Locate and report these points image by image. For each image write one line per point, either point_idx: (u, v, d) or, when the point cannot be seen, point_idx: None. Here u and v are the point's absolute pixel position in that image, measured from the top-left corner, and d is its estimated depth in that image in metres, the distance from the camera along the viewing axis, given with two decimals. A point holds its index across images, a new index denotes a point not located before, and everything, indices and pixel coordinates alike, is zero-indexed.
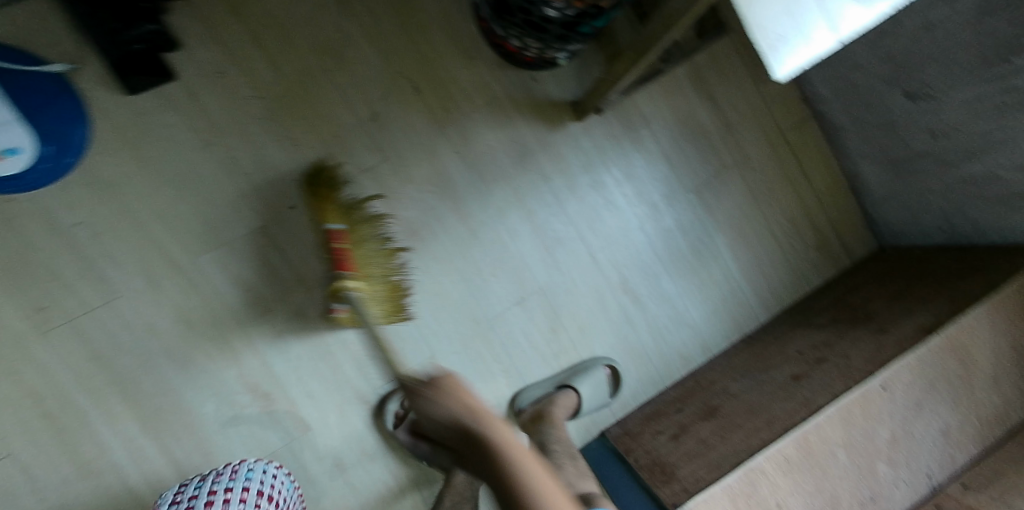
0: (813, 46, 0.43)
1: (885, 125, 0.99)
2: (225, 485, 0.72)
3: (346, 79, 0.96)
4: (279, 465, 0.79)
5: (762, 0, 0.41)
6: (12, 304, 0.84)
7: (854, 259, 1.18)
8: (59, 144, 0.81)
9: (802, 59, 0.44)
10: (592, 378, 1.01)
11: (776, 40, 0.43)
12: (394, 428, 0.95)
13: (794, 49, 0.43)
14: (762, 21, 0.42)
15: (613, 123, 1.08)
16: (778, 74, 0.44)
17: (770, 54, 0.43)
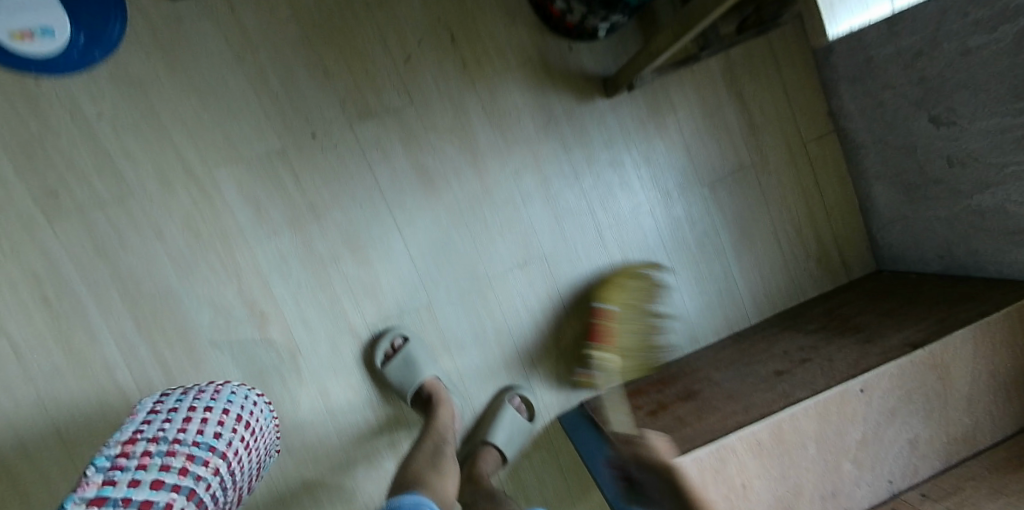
0: (867, 13, 0.45)
1: (904, 148, 1.00)
2: (204, 403, 0.66)
3: (386, 17, 0.95)
4: (260, 393, 0.75)
5: None
6: (25, 185, 0.84)
7: (851, 276, 1.20)
8: (90, 35, 0.81)
9: (856, 24, 0.45)
10: (503, 423, 1.00)
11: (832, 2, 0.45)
12: (381, 366, 0.96)
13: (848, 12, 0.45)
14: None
15: (641, 105, 1.08)
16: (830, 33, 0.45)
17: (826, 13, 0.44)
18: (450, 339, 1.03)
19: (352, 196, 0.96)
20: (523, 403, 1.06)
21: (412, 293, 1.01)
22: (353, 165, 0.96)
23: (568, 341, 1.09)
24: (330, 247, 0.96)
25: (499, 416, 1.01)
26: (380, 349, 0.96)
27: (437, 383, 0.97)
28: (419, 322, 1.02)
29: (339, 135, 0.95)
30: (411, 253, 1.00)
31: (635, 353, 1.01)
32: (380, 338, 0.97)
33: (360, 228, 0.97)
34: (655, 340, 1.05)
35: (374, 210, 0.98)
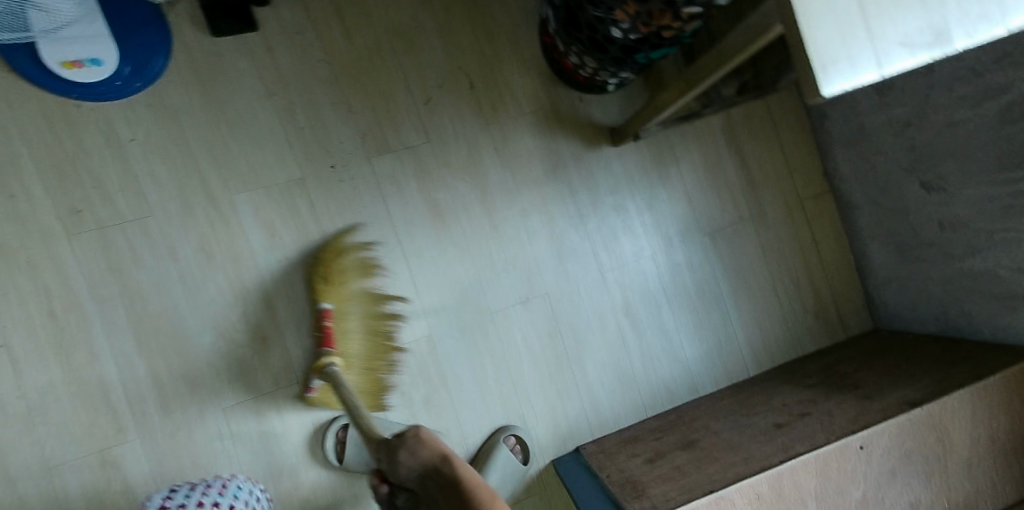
0: (859, 76, 0.44)
1: (898, 210, 1.04)
2: (214, 498, 0.72)
3: (410, 61, 1.01)
4: (261, 487, 0.81)
5: (820, 24, 0.43)
6: (49, 200, 0.86)
7: (849, 333, 1.20)
8: (135, 66, 0.85)
9: (851, 88, 0.44)
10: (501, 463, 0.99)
11: (827, 60, 0.43)
12: (339, 463, 0.94)
13: (843, 71, 0.44)
14: (821, 43, 0.43)
15: (646, 156, 1.13)
16: (826, 90, 0.44)
17: (821, 71, 0.43)
18: (447, 374, 1.04)
19: (363, 225, 0.99)
20: (517, 441, 1.04)
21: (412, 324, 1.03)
22: (365, 195, 0.99)
23: (567, 381, 1.09)
24: None
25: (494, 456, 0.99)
26: (329, 445, 0.94)
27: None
28: (418, 354, 1.03)
29: (356, 167, 0.98)
30: (417, 284, 1.03)
31: (373, 367, 0.95)
32: (328, 436, 0.94)
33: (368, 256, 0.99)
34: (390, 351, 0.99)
35: (382, 241, 1.00)
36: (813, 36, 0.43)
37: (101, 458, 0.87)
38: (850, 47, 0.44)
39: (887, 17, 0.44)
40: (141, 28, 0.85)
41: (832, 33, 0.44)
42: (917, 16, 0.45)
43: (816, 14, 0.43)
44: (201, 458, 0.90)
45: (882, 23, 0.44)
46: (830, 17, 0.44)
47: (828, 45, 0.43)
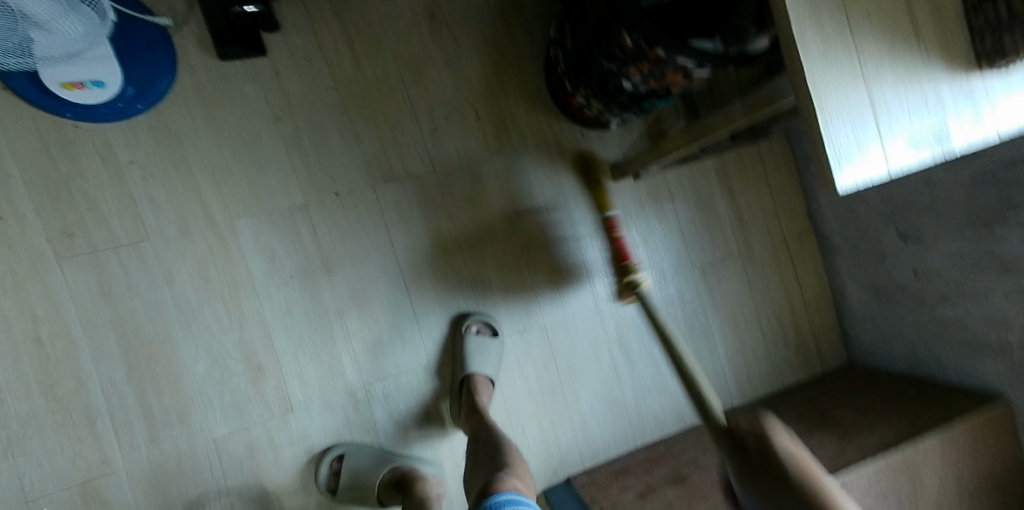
0: (868, 173, 0.46)
1: (875, 254, 1.10)
2: None
3: (418, 91, 1.01)
4: None
5: (836, 120, 0.45)
6: (41, 222, 0.82)
7: (825, 367, 1.26)
8: (139, 88, 0.83)
9: (861, 182, 0.46)
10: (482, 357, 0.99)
11: (841, 153, 0.45)
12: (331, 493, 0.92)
13: (853, 165, 0.46)
14: (836, 142, 0.45)
15: (643, 191, 1.16)
16: (840, 186, 0.45)
17: (835, 164, 0.45)
18: (444, 403, 1.02)
19: (366, 252, 0.98)
20: (484, 326, 1.04)
21: (413, 353, 1.00)
22: (370, 222, 0.98)
23: (560, 410, 1.10)
24: (338, 302, 0.96)
25: (466, 345, 0.99)
26: (323, 475, 0.91)
27: (402, 468, 0.90)
28: (418, 381, 1.01)
29: (360, 193, 0.98)
30: (416, 314, 1.01)
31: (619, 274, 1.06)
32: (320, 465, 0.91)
33: (370, 282, 0.98)
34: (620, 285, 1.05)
35: (386, 269, 0.99)
36: (830, 135, 0.45)
37: (83, 492, 0.83)
38: (862, 146, 0.46)
39: (891, 118, 0.47)
40: (148, 50, 0.84)
41: (847, 134, 0.45)
42: (916, 118, 0.47)
43: (833, 115, 0.45)
44: (190, 490, 0.88)
45: (885, 126, 0.46)
46: (844, 114, 0.45)
47: (844, 143, 0.45)
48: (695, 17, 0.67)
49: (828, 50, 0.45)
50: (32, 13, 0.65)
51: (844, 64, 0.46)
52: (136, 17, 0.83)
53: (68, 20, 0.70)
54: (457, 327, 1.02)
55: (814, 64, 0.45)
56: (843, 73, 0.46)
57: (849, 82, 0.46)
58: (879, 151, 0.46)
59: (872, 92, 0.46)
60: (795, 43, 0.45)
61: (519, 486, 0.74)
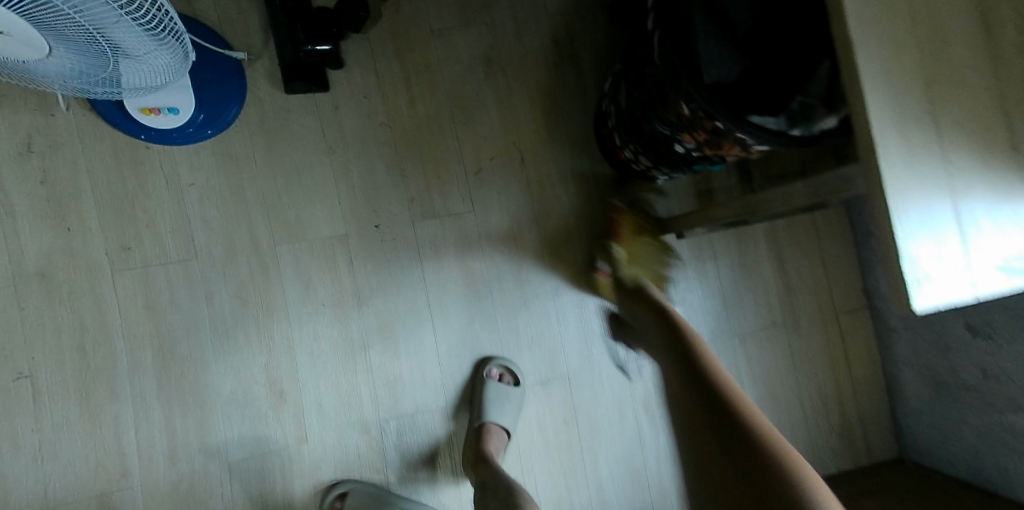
0: (950, 295, 0.44)
1: (937, 344, 1.02)
2: None
3: (467, 133, 1.03)
4: None
5: (915, 236, 0.43)
6: (102, 235, 0.87)
7: (872, 458, 1.16)
8: (209, 114, 0.89)
9: (940, 303, 0.44)
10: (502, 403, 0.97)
11: (919, 272, 0.43)
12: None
13: (934, 286, 0.43)
14: (916, 254, 0.43)
15: (686, 250, 1.13)
16: (918, 306, 0.43)
17: (911, 282, 0.43)
18: (459, 447, 1.00)
19: (398, 288, 0.99)
20: (505, 372, 1.02)
21: (432, 393, 0.99)
22: (406, 257, 0.99)
23: (578, 471, 1.06)
24: (365, 334, 0.97)
25: (486, 390, 0.97)
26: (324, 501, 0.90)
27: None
28: (435, 423, 0.99)
29: (400, 229, 0.99)
30: (440, 354, 1.00)
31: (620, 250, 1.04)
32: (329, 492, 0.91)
33: (398, 317, 0.99)
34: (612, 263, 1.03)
35: (415, 304, 1.00)
36: (904, 240, 0.43)
37: (102, 500, 0.85)
38: (942, 266, 0.44)
39: (983, 240, 0.44)
40: (221, 81, 0.89)
41: (927, 248, 0.43)
42: (1012, 241, 0.45)
43: (908, 224, 0.43)
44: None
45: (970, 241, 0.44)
46: (921, 228, 0.43)
47: (919, 255, 0.43)
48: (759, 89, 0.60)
49: (907, 146, 0.43)
50: (124, 48, 0.65)
51: (929, 172, 0.43)
52: (214, 51, 0.89)
53: (157, 53, 0.68)
54: (480, 370, 1.01)
55: (894, 161, 0.43)
56: (927, 182, 0.43)
57: (930, 188, 0.43)
58: (970, 276, 0.44)
59: (960, 209, 0.44)
60: (875, 145, 0.42)
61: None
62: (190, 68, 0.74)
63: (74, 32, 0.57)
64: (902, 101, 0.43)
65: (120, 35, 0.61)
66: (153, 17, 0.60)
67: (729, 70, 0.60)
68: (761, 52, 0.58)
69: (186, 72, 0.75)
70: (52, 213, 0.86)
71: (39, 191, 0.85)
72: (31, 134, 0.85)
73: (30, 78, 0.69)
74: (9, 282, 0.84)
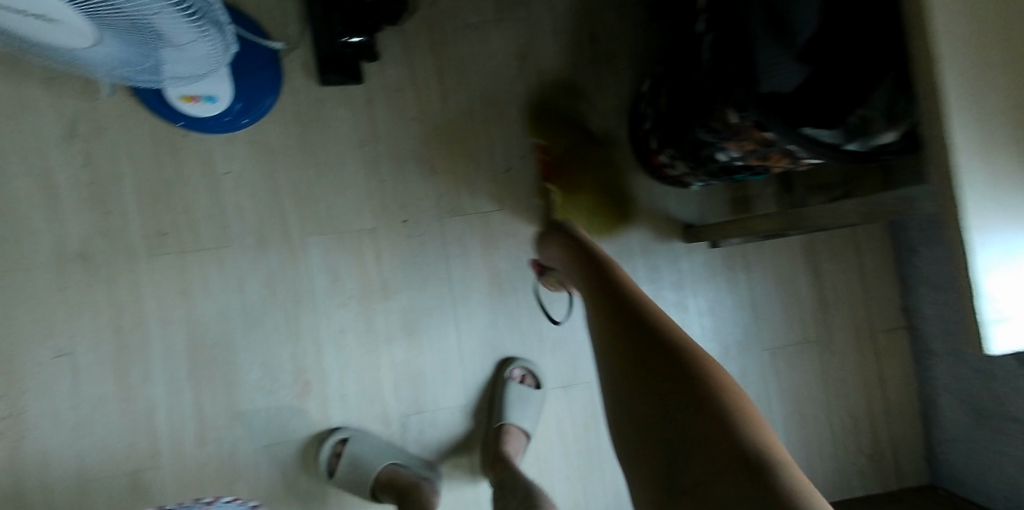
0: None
1: (980, 371, 0.97)
2: None
3: (499, 131, 1.02)
4: None
5: (998, 279, 0.46)
6: (141, 220, 0.89)
7: (902, 483, 1.12)
8: (245, 104, 0.89)
9: (1012, 342, 0.47)
10: (522, 406, 0.97)
11: (995, 313, 0.46)
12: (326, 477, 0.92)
13: (1007, 328, 0.46)
14: (990, 291, 0.45)
15: (717, 258, 1.10)
16: (993, 348, 0.47)
17: (986, 323, 0.46)
18: (477, 445, 1.00)
19: (423, 283, 0.99)
20: (526, 374, 1.01)
21: (452, 391, 1.00)
22: (432, 252, 0.99)
23: (595, 477, 1.05)
24: (388, 327, 0.97)
25: (506, 390, 0.97)
26: (324, 456, 0.92)
27: (399, 471, 0.90)
28: (454, 420, 0.99)
29: (427, 224, 0.99)
30: (462, 350, 1.00)
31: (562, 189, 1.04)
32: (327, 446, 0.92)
33: (422, 312, 0.99)
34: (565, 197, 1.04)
35: (439, 300, 1.00)
36: (981, 273, 0.45)
37: (133, 478, 0.89)
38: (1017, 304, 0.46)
39: None
40: (258, 71, 0.90)
41: (1001, 279, 0.46)
42: None
43: (991, 266, 0.45)
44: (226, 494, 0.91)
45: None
46: (1003, 272, 0.46)
47: (993, 289, 0.46)
48: (819, 98, 0.59)
49: (994, 192, 0.45)
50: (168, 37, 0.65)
51: (1014, 205, 0.45)
52: (253, 41, 0.90)
53: (200, 43, 0.69)
54: (501, 370, 1.00)
55: (977, 199, 0.44)
56: (1013, 228, 0.45)
57: (1012, 222, 0.45)
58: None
59: None
60: (956, 174, 0.44)
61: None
62: (230, 59, 0.75)
63: (123, 20, 0.58)
64: (987, 124, 0.44)
65: (169, 26, 0.62)
66: (205, 15, 0.61)
67: (788, 80, 0.58)
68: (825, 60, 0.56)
69: (225, 62, 0.76)
70: (95, 197, 0.88)
71: (83, 174, 0.88)
72: (77, 118, 0.87)
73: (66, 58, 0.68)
74: (52, 262, 0.87)
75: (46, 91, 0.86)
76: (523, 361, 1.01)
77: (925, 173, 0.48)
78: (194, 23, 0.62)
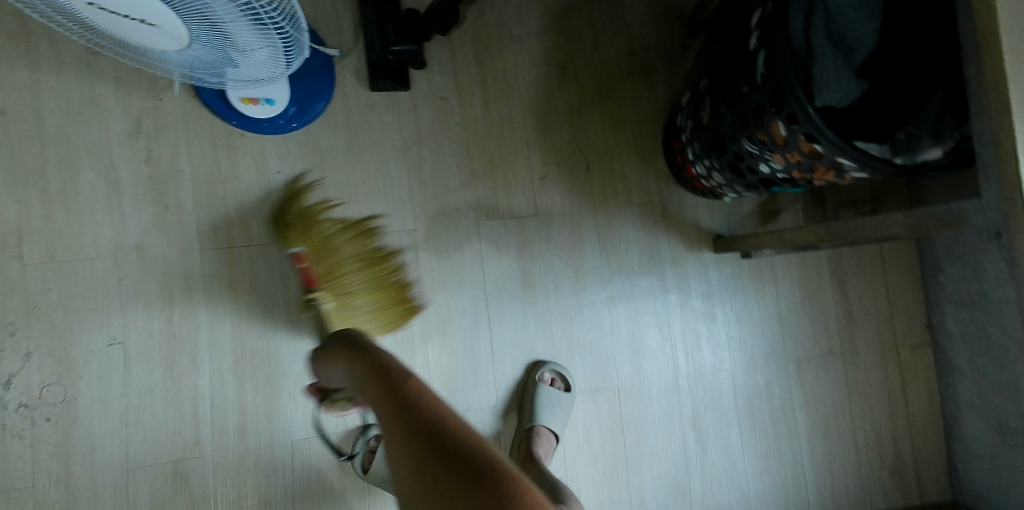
0: None
1: (1007, 389, 0.99)
2: None
3: (538, 139, 1.05)
4: None
5: None
6: (195, 216, 0.92)
7: (924, 499, 1.13)
8: (299, 107, 0.94)
9: None
10: (554, 410, 0.98)
11: None
12: (360, 472, 0.94)
13: None
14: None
15: (745, 269, 1.11)
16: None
17: None
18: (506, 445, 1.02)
19: (459, 285, 1.02)
20: (557, 377, 1.03)
21: (483, 392, 1.02)
22: (468, 256, 1.02)
23: (621, 482, 1.06)
24: (424, 328, 1.00)
25: (539, 393, 0.98)
26: (359, 450, 0.94)
27: None
28: (484, 419, 1.02)
29: (465, 227, 1.02)
30: (494, 351, 1.03)
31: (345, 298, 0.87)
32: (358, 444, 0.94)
33: (456, 314, 1.01)
34: (352, 301, 0.88)
35: (474, 303, 1.02)
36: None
37: (176, 466, 0.91)
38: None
39: None
40: (314, 76, 0.94)
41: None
42: None
43: None
44: (264, 485, 0.93)
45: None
46: None
47: None
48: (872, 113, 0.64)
49: None
50: (249, 48, 0.70)
51: None
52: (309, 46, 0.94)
53: (276, 55, 0.73)
54: (532, 373, 1.02)
55: None
56: None
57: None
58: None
59: None
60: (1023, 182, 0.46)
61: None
62: (300, 63, 0.75)
63: (195, 17, 0.59)
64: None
65: (254, 35, 0.66)
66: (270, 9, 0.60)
67: (847, 92, 0.61)
68: (885, 78, 0.62)
69: (295, 65, 0.76)
70: (154, 192, 0.91)
71: (143, 169, 0.91)
72: (141, 117, 0.91)
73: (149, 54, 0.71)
74: (111, 253, 0.90)
75: (115, 91, 0.91)
76: (555, 365, 1.03)
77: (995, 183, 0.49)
78: (261, 17, 0.62)
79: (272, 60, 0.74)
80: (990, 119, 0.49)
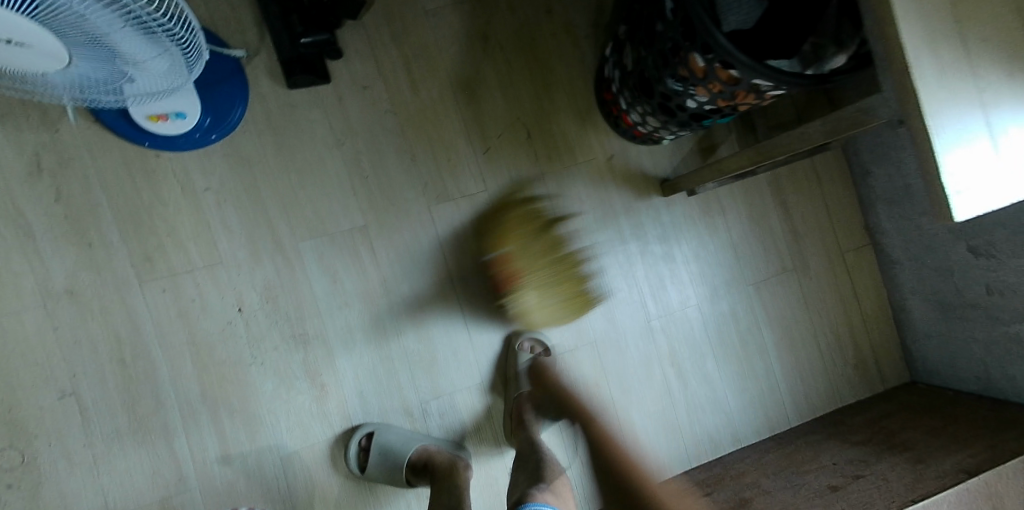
0: (983, 207, 0.52)
1: (941, 270, 1.07)
2: None
3: (472, 112, 1.03)
4: None
5: (956, 158, 0.51)
6: (126, 249, 0.87)
7: (886, 385, 1.22)
8: (214, 118, 0.88)
9: (974, 213, 0.52)
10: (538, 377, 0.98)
11: (957, 189, 0.51)
12: (358, 472, 0.92)
13: (970, 199, 0.51)
14: (949, 167, 0.50)
15: (694, 206, 1.15)
16: (958, 217, 0.51)
17: (952, 198, 0.51)
18: (498, 418, 1.02)
19: (421, 271, 1.00)
20: (536, 344, 1.03)
21: (466, 372, 1.01)
22: (425, 243, 1.00)
23: None
24: (395, 321, 0.98)
25: (519, 360, 0.99)
26: (352, 453, 0.92)
27: (429, 449, 0.91)
28: (471, 398, 1.01)
29: (416, 212, 1.00)
30: (470, 331, 1.02)
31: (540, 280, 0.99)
32: (351, 446, 0.92)
33: (426, 300, 1.00)
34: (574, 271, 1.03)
35: (440, 286, 1.01)
36: (942, 152, 0.50)
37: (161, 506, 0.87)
38: (971, 178, 0.51)
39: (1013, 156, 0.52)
40: (224, 82, 0.88)
41: (959, 157, 0.51)
42: None
43: (948, 148, 0.50)
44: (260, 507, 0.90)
45: (997, 145, 0.52)
46: (960, 150, 0.51)
47: (951, 165, 0.50)
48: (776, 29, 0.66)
49: (942, 82, 0.50)
50: (140, 60, 0.64)
51: (958, 90, 0.50)
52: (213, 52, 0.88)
53: (170, 63, 0.67)
54: (511, 344, 1.02)
55: (929, 88, 0.49)
56: (960, 109, 0.51)
57: (960, 103, 0.51)
58: (994, 181, 0.52)
59: (990, 121, 0.52)
60: (911, 64, 0.49)
61: (551, 500, 0.67)
62: (202, 65, 0.69)
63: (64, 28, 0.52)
64: (930, 18, 0.50)
65: (142, 44, 0.61)
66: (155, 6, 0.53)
67: None
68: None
69: (197, 69, 0.70)
70: (74, 231, 0.85)
71: (56, 209, 0.84)
72: (40, 153, 0.84)
73: (26, 77, 0.63)
74: (39, 303, 0.84)
75: (5, 130, 0.83)
76: (532, 332, 1.03)
77: (889, 71, 0.52)
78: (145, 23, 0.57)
79: (169, 68, 0.68)
80: (872, 13, 0.51)
